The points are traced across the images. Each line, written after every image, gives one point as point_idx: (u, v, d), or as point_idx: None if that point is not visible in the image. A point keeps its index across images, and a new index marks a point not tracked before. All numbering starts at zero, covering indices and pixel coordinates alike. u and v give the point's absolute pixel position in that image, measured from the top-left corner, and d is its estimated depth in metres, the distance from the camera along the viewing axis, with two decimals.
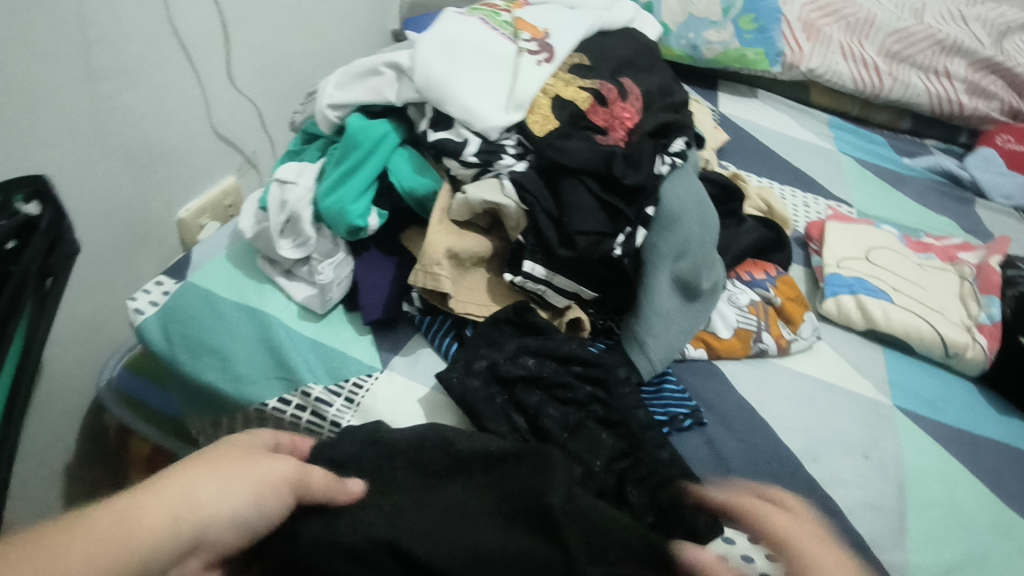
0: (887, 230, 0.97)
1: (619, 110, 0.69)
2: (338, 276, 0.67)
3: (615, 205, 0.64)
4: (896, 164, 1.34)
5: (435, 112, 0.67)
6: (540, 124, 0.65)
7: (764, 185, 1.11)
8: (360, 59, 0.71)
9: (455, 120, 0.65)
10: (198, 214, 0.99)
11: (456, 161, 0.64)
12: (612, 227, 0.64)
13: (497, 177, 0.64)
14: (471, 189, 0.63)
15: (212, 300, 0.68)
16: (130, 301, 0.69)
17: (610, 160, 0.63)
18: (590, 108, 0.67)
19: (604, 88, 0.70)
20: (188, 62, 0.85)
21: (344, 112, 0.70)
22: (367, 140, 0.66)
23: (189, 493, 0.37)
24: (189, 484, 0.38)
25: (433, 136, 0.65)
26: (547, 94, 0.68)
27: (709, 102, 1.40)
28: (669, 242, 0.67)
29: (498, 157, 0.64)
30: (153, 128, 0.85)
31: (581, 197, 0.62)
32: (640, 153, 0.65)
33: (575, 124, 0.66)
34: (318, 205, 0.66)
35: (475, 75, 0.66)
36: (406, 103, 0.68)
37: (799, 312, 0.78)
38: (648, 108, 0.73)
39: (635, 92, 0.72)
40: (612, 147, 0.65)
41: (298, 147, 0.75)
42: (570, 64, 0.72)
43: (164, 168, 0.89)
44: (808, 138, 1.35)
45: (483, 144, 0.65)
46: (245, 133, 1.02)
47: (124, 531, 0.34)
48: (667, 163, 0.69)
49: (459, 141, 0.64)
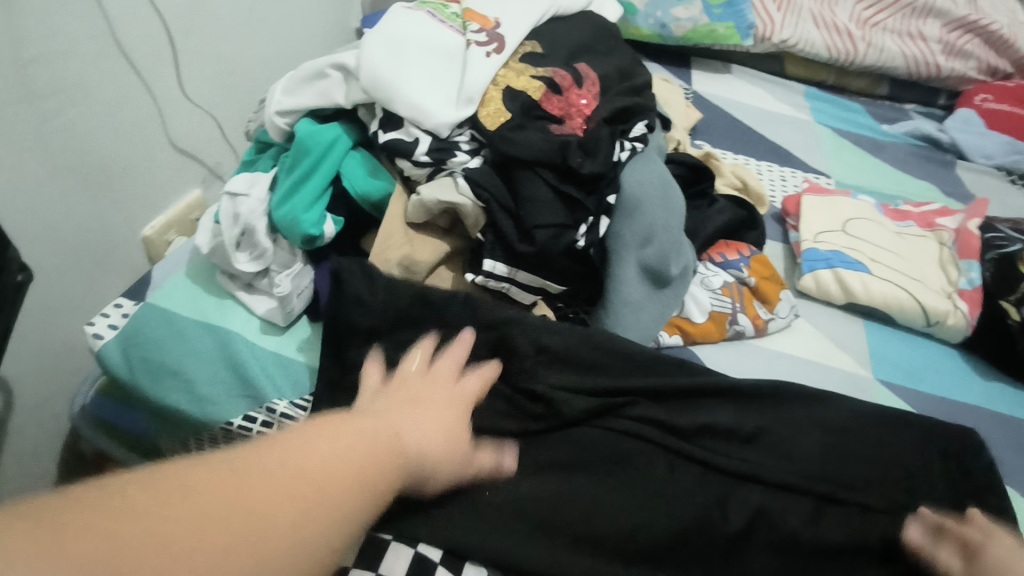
0: (864, 199, 0.95)
1: (575, 97, 0.67)
2: (298, 287, 0.66)
3: (573, 195, 0.62)
4: (875, 131, 1.32)
5: (384, 112, 0.65)
6: (492, 117, 0.63)
7: (738, 162, 1.09)
8: (306, 62, 0.69)
9: (404, 119, 0.63)
10: (164, 231, 0.97)
11: (408, 161, 0.63)
12: (572, 218, 0.62)
13: (451, 175, 0.62)
14: (425, 190, 0.61)
15: (172, 319, 0.66)
16: (89, 326, 0.68)
17: (565, 149, 0.61)
18: (544, 97, 0.66)
19: (558, 75, 0.68)
20: (138, 76, 0.84)
21: (294, 118, 0.68)
22: (317, 146, 0.65)
23: (380, 426, 0.40)
24: (379, 421, 0.41)
25: (383, 137, 0.64)
26: (498, 85, 0.66)
27: (681, 80, 1.38)
28: (634, 229, 0.65)
29: (451, 154, 0.63)
30: (105, 145, 0.83)
31: (537, 189, 0.61)
32: (596, 140, 0.64)
33: (528, 114, 0.64)
34: (272, 215, 0.65)
35: (423, 71, 0.65)
36: (355, 105, 0.67)
37: (775, 291, 0.77)
38: (605, 92, 0.71)
39: (591, 77, 0.71)
40: (567, 136, 0.63)
41: (253, 156, 0.74)
42: (523, 53, 0.70)
43: (122, 186, 0.88)
44: (783, 110, 1.33)
45: (435, 142, 0.63)
46: (207, 144, 1.01)
47: (376, 437, 0.39)
48: (626, 149, 0.67)
49: (409, 141, 0.63)
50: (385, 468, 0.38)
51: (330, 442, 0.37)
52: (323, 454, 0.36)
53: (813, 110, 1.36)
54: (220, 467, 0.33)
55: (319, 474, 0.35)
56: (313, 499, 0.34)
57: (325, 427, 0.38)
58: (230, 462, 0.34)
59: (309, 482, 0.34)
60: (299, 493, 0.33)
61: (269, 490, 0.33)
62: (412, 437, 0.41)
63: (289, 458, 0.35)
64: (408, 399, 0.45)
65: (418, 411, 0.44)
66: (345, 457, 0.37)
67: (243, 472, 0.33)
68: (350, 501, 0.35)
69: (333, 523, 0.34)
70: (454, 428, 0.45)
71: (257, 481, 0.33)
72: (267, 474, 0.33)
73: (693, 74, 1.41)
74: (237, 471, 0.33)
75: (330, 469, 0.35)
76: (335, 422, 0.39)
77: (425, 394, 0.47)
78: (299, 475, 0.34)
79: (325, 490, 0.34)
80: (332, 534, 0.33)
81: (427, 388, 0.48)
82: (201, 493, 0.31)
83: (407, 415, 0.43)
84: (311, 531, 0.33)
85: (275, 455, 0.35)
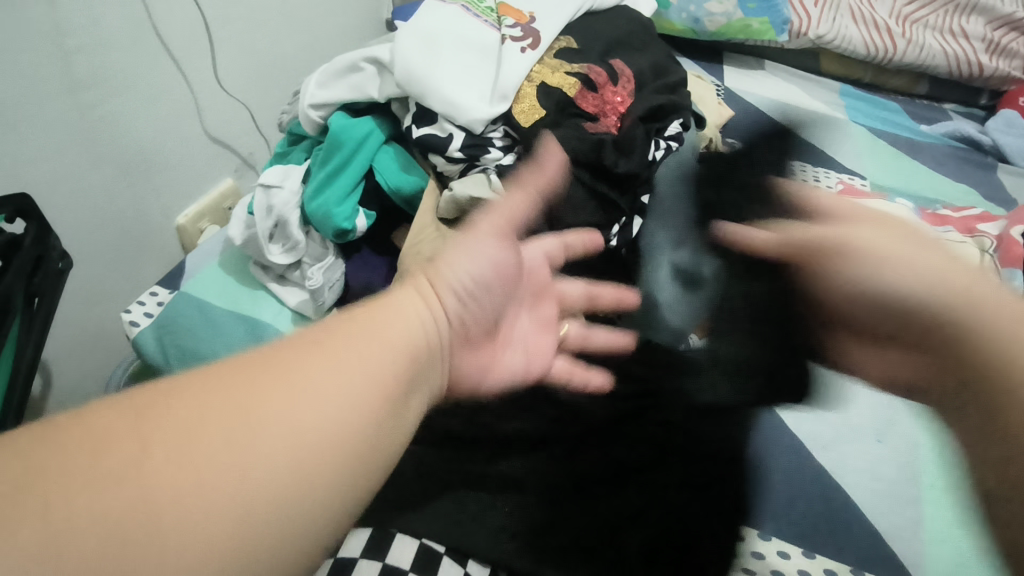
0: (901, 202, 0.93)
1: (610, 95, 0.66)
2: (329, 280, 0.66)
3: (608, 195, 0.61)
4: (913, 132, 1.29)
5: (418, 107, 0.64)
6: (527, 114, 0.63)
7: (771, 161, 1.07)
8: (340, 55, 0.69)
9: (438, 114, 0.63)
10: (197, 219, 0.98)
11: (442, 157, 0.63)
12: (605, 218, 0.61)
13: (485, 172, 0.62)
14: (458, 186, 0.61)
15: (206, 309, 0.67)
16: (125, 314, 0.69)
17: (600, 148, 0.61)
18: (579, 93, 0.65)
19: (593, 71, 0.67)
20: (175, 67, 0.84)
21: (327, 111, 0.68)
22: (351, 140, 0.64)
23: (333, 358, 0.32)
24: (343, 349, 0.32)
25: (416, 132, 0.63)
26: (532, 82, 0.65)
27: (714, 76, 1.36)
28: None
29: (484, 151, 0.62)
30: (141, 135, 0.84)
31: (570, 188, 0.60)
32: (632, 139, 0.62)
33: (563, 112, 0.64)
34: (305, 208, 0.65)
35: (458, 66, 0.64)
36: (389, 99, 0.67)
37: None
38: (640, 89, 0.70)
39: (626, 74, 0.70)
40: (602, 134, 0.62)
41: (285, 148, 0.74)
42: (558, 49, 0.70)
43: (157, 175, 0.89)
44: (818, 109, 1.30)
45: (469, 138, 0.63)
46: (240, 134, 1.02)
47: (324, 368, 0.31)
48: (662, 148, 0.66)
49: (443, 136, 0.62)
50: (338, 409, 0.30)
51: (262, 388, 0.29)
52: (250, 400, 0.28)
53: (849, 110, 1.33)
54: (193, 394, 0.28)
55: (303, 419, 0.29)
56: (296, 445, 0.28)
57: (303, 352, 0.32)
58: (197, 392, 0.28)
59: (289, 430, 0.28)
60: (281, 439, 0.28)
61: (242, 438, 0.27)
62: (398, 336, 0.35)
63: (261, 387, 0.29)
64: (370, 322, 0.36)
65: (409, 309, 0.37)
66: (326, 387, 0.30)
67: (211, 409, 0.27)
68: (338, 450, 0.29)
69: (318, 470, 0.28)
70: (423, 349, 0.36)
71: (228, 424, 0.27)
72: (242, 408, 0.28)
73: (726, 70, 1.39)
74: (210, 403, 0.28)
75: (313, 412, 0.29)
76: (319, 338, 0.33)
77: (406, 287, 0.39)
78: (276, 420, 0.28)
79: (312, 444, 0.28)
80: (318, 485, 0.28)
81: (406, 305, 0.38)
82: (159, 422, 0.26)
83: (373, 344, 0.34)
84: (290, 483, 0.27)
85: (254, 381, 0.29)
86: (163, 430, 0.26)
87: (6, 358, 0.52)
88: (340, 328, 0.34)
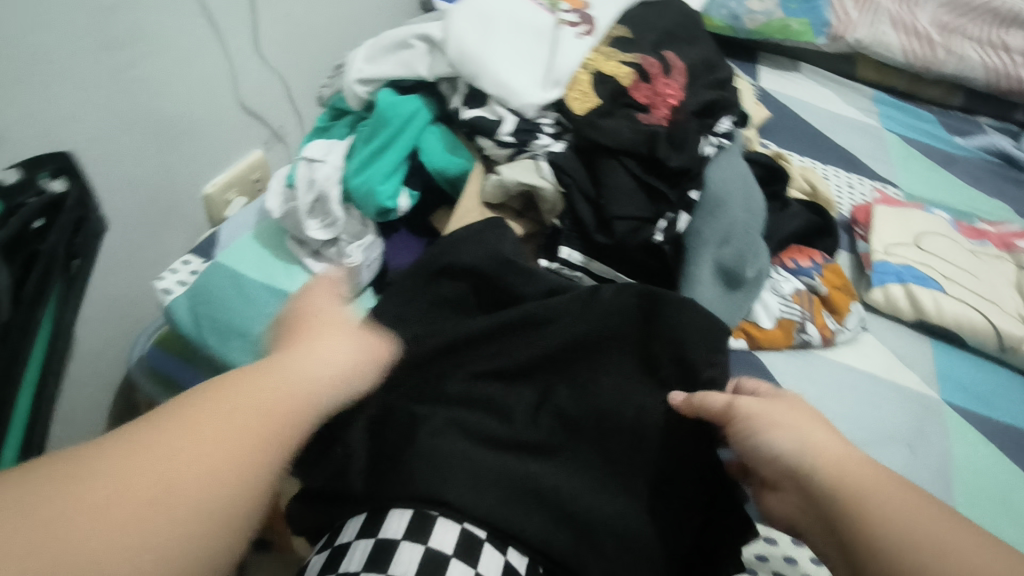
0: (939, 214, 0.92)
1: (663, 86, 0.65)
2: (367, 259, 0.66)
3: (657, 187, 0.60)
4: (947, 143, 1.27)
5: (469, 87, 0.63)
6: (580, 102, 0.62)
7: (806, 165, 1.06)
8: (391, 31, 0.68)
9: (489, 97, 0.62)
10: (225, 190, 0.97)
11: (490, 140, 0.62)
12: (655, 211, 0.60)
13: (533, 158, 0.61)
14: (505, 170, 0.61)
15: (241, 281, 0.66)
16: (159, 281, 0.69)
17: (654, 140, 0.59)
18: (632, 84, 0.64)
19: (647, 62, 0.66)
20: (213, 33, 0.83)
21: (374, 87, 0.67)
22: (397, 117, 0.64)
23: (272, 379, 0.41)
24: (274, 373, 0.41)
25: (466, 113, 0.62)
26: (586, 68, 0.64)
27: (749, 76, 1.34)
28: (717, 225, 0.63)
29: (534, 136, 0.62)
30: (176, 101, 0.83)
31: (620, 179, 0.59)
32: (685, 133, 0.62)
33: (616, 101, 0.63)
34: (346, 184, 0.64)
35: (511, 49, 0.63)
36: (438, 78, 0.65)
37: (846, 302, 0.74)
38: (691, 84, 0.69)
39: (679, 67, 0.68)
40: (655, 126, 0.61)
41: (326, 123, 0.73)
42: (611, 37, 0.68)
43: (188, 143, 0.88)
44: (853, 114, 1.29)
45: (519, 123, 0.62)
46: (271, 106, 1.00)
47: (263, 391, 0.39)
48: (713, 144, 0.65)
49: (493, 119, 0.62)
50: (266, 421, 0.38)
51: (214, 423, 0.36)
52: (198, 423, 0.36)
53: (884, 118, 1.31)
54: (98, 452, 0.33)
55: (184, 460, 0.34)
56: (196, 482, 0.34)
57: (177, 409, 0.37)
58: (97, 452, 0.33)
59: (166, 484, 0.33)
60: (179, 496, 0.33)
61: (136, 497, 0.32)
62: (284, 392, 0.40)
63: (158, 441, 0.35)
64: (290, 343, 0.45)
65: (308, 357, 0.43)
66: (215, 450, 0.35)
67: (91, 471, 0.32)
68: (217, 501, 0.34)
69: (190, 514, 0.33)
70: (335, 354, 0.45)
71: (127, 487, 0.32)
72: (173, 435, 0.35)
73: (761, 70, 1.37)
74: (149, 432, 0.35)
75: (194, 463, 0.34)
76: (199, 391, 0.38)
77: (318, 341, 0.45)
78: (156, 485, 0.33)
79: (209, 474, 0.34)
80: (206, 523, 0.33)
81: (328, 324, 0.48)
82: (75, 492, 0.30)
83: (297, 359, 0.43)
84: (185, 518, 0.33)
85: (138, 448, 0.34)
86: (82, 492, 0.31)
87: (45, 318, 0.51)
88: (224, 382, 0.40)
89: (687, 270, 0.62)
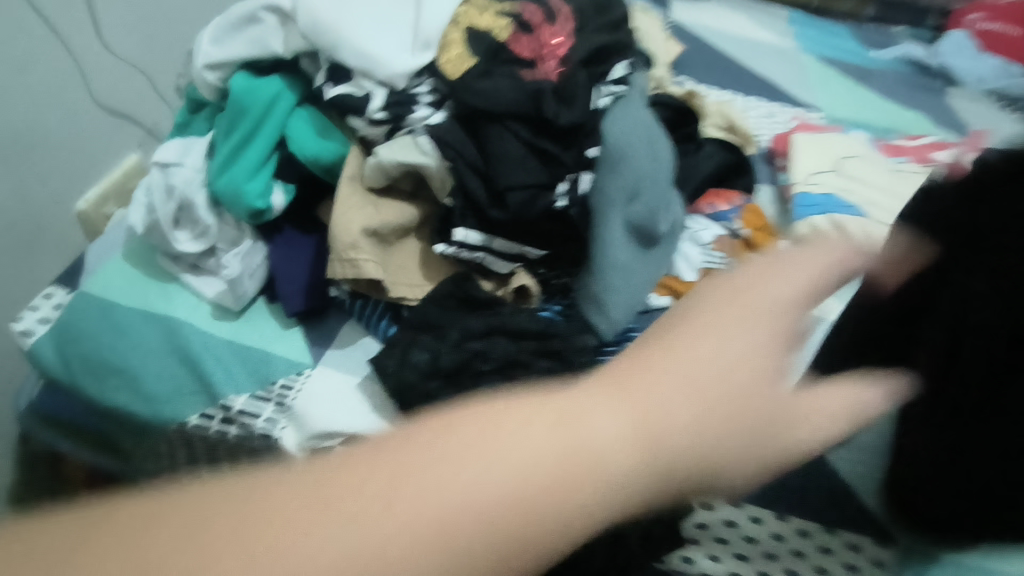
0: (857, 136, 0.89)
1: (546, 35, 0.59)
2: (248, 267, 0.59)
3: (548, 149, 0.55)
4: (860, 57, 1.25)
5: (331, 63, 0.57)
6: (454, 64, 0.57)
7: (723, 100, 1.03)
8: (236, 6, 0.60)
9: (354, 72, 0.57)
10: (101, 204, 0.88)
11: (361, 119, 0.56)
12: (550, 175, 0.55)
13: (412, 134, 0.55)
14: (383, 150, 0.54)
15: (111, 312, 0.59)
16: (17, 323, 0.61)
17: (539, 98, 0.55)
18: (511, 37, 0.58)
19: (526, 10, 0.59)
20: (48, 30, 0.72)
21: (226, 72, 0.60)
22: (256, 104, 0.57)
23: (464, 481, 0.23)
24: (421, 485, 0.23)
25: (330, 92, 0.56)
26: (457, 26, 0.59)
27: (660, 12, 1.28)
28: (632, 172, 0.58)
29: (410, 109, 0.56)
30: (19, 110, 0.72)
31: (508, 146, 0.54)
32: (573, 86, 0.56)
33: (495, 59, 0.57)
34: (212, 186, 0.58)
35: (371, 15, 0.59)
36: (296, 54, 0.58)
37: (769, 242, 0.70)
38: (581, 29, 0.63)
39: (563, 13, 0.62)
40: (540, 82, 0.56)
41: (185, 118, 0.65)
42: None
43: (45, 157, 0.77)
44: (769, 39, 1.24)
45: (391, 95, 0.56)
46: (140, 103, 0.89)
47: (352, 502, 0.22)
48: (607, 95, 0.60)
49: (361, 95, 0.56)
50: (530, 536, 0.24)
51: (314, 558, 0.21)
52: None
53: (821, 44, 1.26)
54: (402, 480, 0.23)
55: (509, 486, 0.24)
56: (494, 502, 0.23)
57: (526, 425, 0.26)
58: (436, 447, 0.24)
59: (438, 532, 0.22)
60: (488, 476, 0.24)
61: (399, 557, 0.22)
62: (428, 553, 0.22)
63: (558, 436, 0.26)
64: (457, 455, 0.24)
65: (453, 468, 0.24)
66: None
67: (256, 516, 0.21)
68: None
69: (553, 512, 0.24)
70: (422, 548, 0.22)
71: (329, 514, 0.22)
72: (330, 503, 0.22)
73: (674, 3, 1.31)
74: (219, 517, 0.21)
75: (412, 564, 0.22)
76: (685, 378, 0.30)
77: (599, 398, 0.28)
78: (463, 502, 0.23)
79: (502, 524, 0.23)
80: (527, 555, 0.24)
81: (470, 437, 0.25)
82: None
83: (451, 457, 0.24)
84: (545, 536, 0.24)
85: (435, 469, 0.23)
86: (376, 494, 0.22)
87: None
88: (669, 375, 0.29)
89: (599, 234, 0.59)
